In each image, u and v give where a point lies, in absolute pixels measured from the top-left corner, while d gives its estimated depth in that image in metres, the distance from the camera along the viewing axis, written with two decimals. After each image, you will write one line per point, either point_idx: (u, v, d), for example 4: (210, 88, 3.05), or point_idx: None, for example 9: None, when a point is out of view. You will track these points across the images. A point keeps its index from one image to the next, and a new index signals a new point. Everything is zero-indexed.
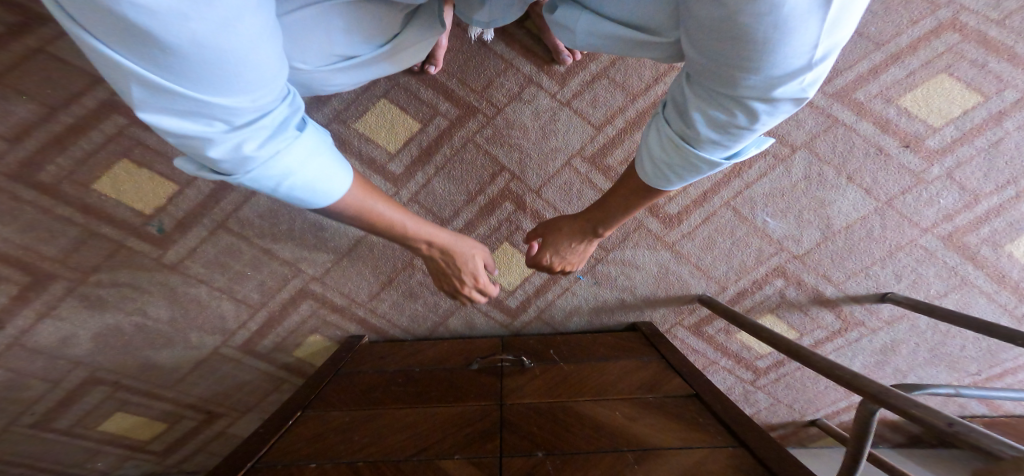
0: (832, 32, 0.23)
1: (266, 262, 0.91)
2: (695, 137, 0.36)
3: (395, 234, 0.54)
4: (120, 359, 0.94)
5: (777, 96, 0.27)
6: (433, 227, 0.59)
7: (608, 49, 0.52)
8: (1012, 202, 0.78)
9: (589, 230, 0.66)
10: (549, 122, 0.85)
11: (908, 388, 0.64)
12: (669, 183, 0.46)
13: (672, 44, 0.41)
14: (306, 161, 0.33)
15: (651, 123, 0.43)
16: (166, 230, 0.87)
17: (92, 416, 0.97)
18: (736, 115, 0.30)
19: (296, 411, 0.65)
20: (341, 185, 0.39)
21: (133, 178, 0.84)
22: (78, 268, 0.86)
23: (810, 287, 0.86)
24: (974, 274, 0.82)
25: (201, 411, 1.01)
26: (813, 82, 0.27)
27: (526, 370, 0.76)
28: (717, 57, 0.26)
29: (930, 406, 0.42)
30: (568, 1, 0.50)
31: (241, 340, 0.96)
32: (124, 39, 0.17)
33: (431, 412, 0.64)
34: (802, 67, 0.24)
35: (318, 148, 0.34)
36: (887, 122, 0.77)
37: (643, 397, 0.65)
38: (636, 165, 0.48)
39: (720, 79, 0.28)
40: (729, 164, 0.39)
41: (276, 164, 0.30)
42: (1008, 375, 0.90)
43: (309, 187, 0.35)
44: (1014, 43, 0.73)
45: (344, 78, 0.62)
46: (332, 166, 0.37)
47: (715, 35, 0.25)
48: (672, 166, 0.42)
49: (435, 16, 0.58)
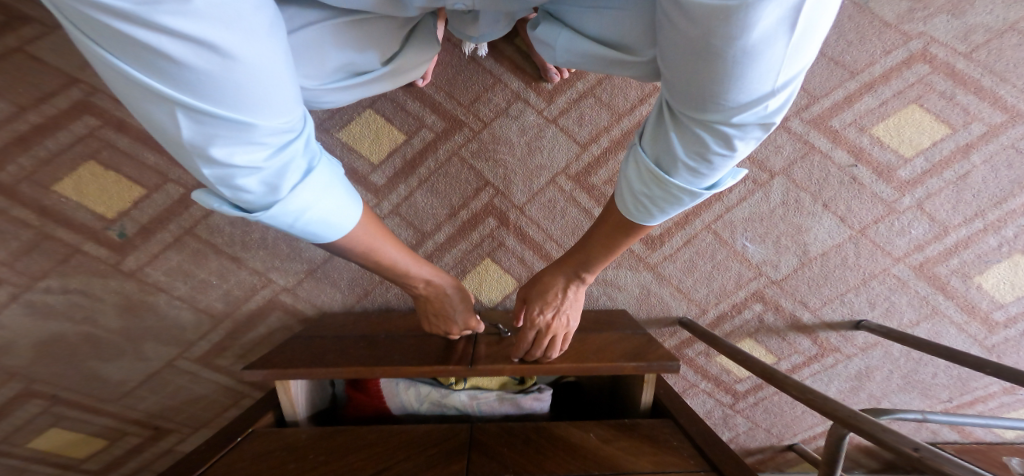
0: (789, 60, 0.22)
1: (235, 271, 0.88)
2: (677, 165, 0.34)
3: (394, 272, 0.53)
4: (67, 370, 0.89)
5: (743, 122, 0.27)
6: (426, 269, 0.57)
7: (587, 68, 0.51)
8: (980, 234, 0.80)
9: (571, 277, 0.59)
10: (534, 138, 0.85)
11: (876, 413, 0.64)
12: (652, 218, 0.43)
13: (647, 64, 0.41)
14: (333, 192, 0.34)
15: (628, 155, 0.40)
16: (128, 235, 0.83)
17: (24, 432, 0.91)
18: (711, 139, 0.29)
19: (246, 427, 0.62)
20: (359, 217, 0.39)
21: (97, 180, 0.80)
22: (26, 274, 0.82)
23: (787, 312, 0.87)
24: (945, 304, 0.84)
25: (150, 426, 0.96)
26: (779, 109, 0.26)
27: (503, 340, 0.73)
28: (687, 78, 0.25)
29: (895, 430, 0.43)
30: (549, 17, 0.49)
31: (201, 352, 0.92)
32: (159, 64, 0.19)
33: (396, 430, 0.61)
34: (766, 94, 0.24)
35: (339, 185, 0.35)
36: (861, 151, 0.79)
37: (620, 365, 0.62)
38: (615, 200, 0.45)
39: (691, 103, 0.27)
40: (709, 195, 0.38)
41: (307, 196, 0.31)
42: (979, 403, 0.92)
43: (336, 218, 0.35)
44: (981, 77, 0.76)
45: (338, 99, 0.59)
46: (352, 198, 0.37)
47: (684, 54, 0.23)
48: (651, 197, 0.39)
49: (430, 35, 0.58)
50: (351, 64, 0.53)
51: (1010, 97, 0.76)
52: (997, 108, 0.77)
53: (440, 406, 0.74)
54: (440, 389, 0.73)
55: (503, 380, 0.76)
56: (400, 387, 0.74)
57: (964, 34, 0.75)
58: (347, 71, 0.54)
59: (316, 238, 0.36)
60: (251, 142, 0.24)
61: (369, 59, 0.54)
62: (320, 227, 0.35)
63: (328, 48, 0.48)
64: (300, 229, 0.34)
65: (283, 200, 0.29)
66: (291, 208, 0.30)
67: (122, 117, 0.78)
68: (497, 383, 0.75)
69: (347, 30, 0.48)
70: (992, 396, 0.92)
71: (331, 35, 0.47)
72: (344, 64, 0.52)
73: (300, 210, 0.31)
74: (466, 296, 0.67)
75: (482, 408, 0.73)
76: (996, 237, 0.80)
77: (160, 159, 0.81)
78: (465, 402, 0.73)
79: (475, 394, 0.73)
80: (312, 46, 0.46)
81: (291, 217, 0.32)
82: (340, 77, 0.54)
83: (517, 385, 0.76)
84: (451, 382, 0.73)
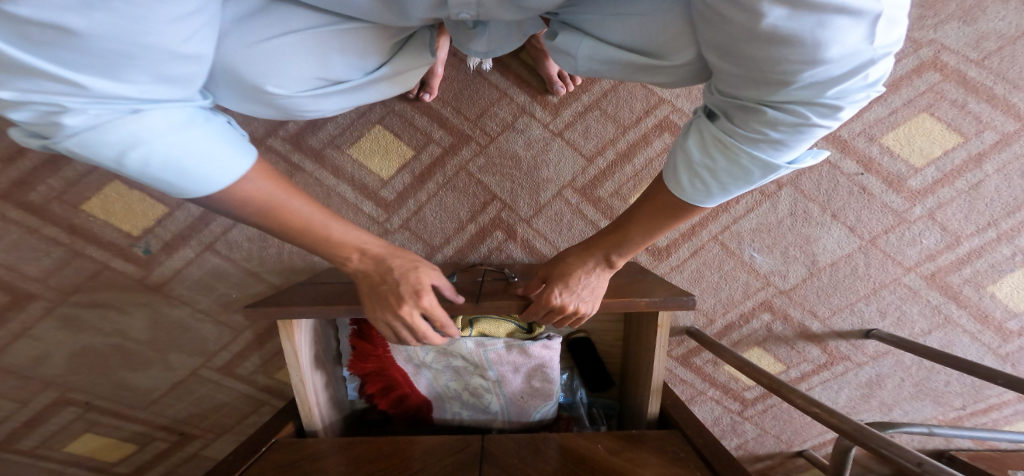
0: (885, 29, 0.22)
1: (253, 285, 0.91)
2: (750, 128, 0.31)
3: (314, 245, 0.44)
4: (96, 379, 0.93)
5: (837, 95, 0.26)
6: (346, 225, 0.44)
7: (612, 75, 0.49)
8: (992, 244, 0.81)
9: (599, 262, 0.52)
10: (541, 152, 0.86)
11: (883, 427, 0.70)
12: (708, 198, 0.39)
13: (679, 68, 0.40)
14: (190, 155, 0.30)
15: (686, 131, 0.38)
16: (153, 251, 0.87)
17: (59, 437, 0.96)
18: (803, 112, 0.27)
19: (269, 437, 0.65)
20: (235, 179, 0.34)
21: (123, 199, 0.83)
22: (59, 289, 0.86)
23: (796, 321, 0.87)
24: (957, 313, 0.85)
25: (175, 432, 1.00)
26: (877, 77, 0.26)
27: (513, 284, 0.65)
28: (749, 49, 0.25)
29: (898, 445, 0.45)
30: (567, 26, 0.46)
31: (222, 361, 0.96)
32: None
33: (411, 440, 0.64)
34: (867, 62, 0.23)
35: (214, 147, 0.32)
36: (871, 161, 0.78)
37: (632, 301, 0.52)
38: (665, 180, 0.41)
39: (768, 83, 0.26)
40: (782, 174, 0.35)
41: (132, 148, 0.28)
42: (992, 410, 0.92)
43: (191, 183, 0.32)
44: (994, 84, 0.75)
45: (321, 110, 0.54)
46: (234, 160, 0.33)
47: (743, 38, 0.25)
48: (713, 169, 0.35)
49: (426, 46, 0.54)
50: (329, 75, 0.49)
51: None
52: (1010, 116, 0.76)
53: (447, 355, 0.72)
54: (446, 336, 0.70)
55: (511, 327, 0.72)
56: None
57: (976, 41, 0.74)
58: (326, 80, 0.50)
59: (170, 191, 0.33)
60: (48, 84, 0.23)
61: (347, 68, 0.50)
62: (169, 183, 0.32)
63: (300, 59, 0.45)
64: (134, 171, 0.30)
65: (103, 140, 0.27)
66: (114, 149, 0.28)
67: None
68: (505, 330, 0.71)
69: (325, 40, 0.45)
70: (1007, 404, 0.92)
71: (301, 45, 0.44)
72: (318, 73, 0.48)
73: (131, 155, 0.28)
74: (414, 289, 0.47)
75: (490, 356, 0.70)
76: (1009, 247, 0.81)
77: None
78: (473, 348, 0.69)
79: (481, 340, 0.69)
80: (279, 53, 0.44)
81: (122, 161, 0.29)
82: (313, 87, 0.49)
83: (524, 333, 0.73)
84: (457, 328, 0.69)
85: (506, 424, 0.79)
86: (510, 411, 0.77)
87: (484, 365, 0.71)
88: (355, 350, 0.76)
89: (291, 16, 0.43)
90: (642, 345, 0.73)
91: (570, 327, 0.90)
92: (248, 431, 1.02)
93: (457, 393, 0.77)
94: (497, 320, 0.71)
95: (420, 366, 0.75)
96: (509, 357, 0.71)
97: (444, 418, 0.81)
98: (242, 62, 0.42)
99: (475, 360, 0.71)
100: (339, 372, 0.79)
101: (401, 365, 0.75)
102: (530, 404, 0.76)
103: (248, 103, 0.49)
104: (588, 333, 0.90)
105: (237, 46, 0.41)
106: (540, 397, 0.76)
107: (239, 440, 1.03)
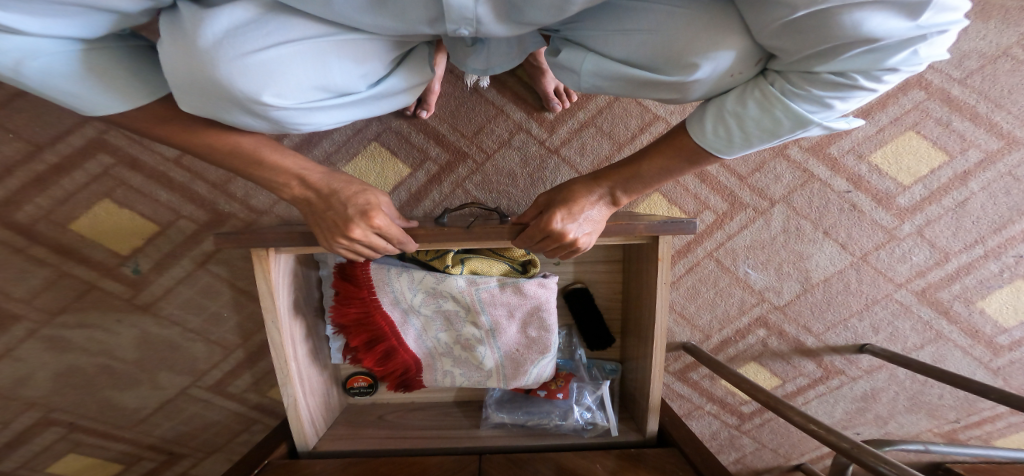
0: (943, 10, 0.24)
1: (245, 303, 0.90)
2: (795, 82, 0.32)
3: (271, 184, 0.49)
4: (81, 400, 0.90)
5: (891, 65, 0.27)
6: (286, 154, 0.49)
7: (616, 92, 0.48)
8: (980, 260, 0.82)
9: (603, 197, 0.50)
10: (537, 169, 0.87)
11: (879, 445, 0.71)
12: (729, 147, 0.39)
13: (683, 84, 0.40)
14: (85, 81, 0.38)
15: (735, 82, 0.38)
16: (143, 271, 0.86)
17: (41, 458, 0.93)
18: (850, 75, 0.29)
19: (263, 458, 0.63)
20: (120, 104, 0.41)
21: (112, 217, 0.82)
22: (45, 309, 0.85)
23: (791, 337, 0.87)
24: (948, 328, 0.86)
25: (164, 452, 0.98)
26: (931, 50, 0.27)
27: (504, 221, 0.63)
28: (798, 28, 0.28)
29: (898, 464, 0.44)
30: (571, 43, 0.47)
31: (213, 380, 0.94)
32: None
33: (408, 462, 0.63)
34: (919, 36, 0.25)
35: (108, 79, 0.40)
36: (860, 179, 0.80)
37: (631, 225, 0.54)
38: (689, 125, 0.41)
39: (817, 52, 0.28)
40: (815, 130, 0.35)
41: (30, 64, 0.35)
42: (986, 423, 0.93)
43: (78, 99, 0.39)
44: (977, 103, 0.77)
45: (313, 125, 0.49)
46: (127, 90, 0.41)
47: (792, 22, 0.27)
48: (742, 116, 0.36)
49: (425, 61, 0.54)
50: (328, 88, 0.45)
51: (1005, 123, 0.77)
52: (993, 134, 0.78)
53: (437, 296, 0.69)
54: (435, 274, 0.67)
55: (504, 267, 0.70)
56: (392, 274, 0.68)
57: (958, 60, 0.75)
58: (325, 93, 0.46)
59: (37, 94, 0.39)
60: None
61: (349, 80, 0.46)
62: (56, 92, 0.38)
63: (302, 71, 0.41)
64: (23, 79, 0.36)
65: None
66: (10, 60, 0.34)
67: (135, 155, 0.81)
68: (497, 270, 0.69)
69: (327, 50, 0.42)
70: (1000, 417, 0.93)
71: (299, 55, 0.41)
72: (317, 88, 0.44)
73: (27, 67, 0.35)
74: (363, 209, 0.47)
75: (482, 295, 0.68)
76: (997, 263, 0.83)
77: (172, 196, 0.83)
78: (463, 287, 0.67)
79: (473, 279, 0.67)
80: (274, 65, 0.40)
81: (11, 70, 0.35)
82: (311, 102, 0.45)
83: (518, 273, 0.70)
84: (447, 266, 0.67)
85: (501, 384, 0.76)
86: (505, 366, 0.74)
87: (476, 308, 0.69)
88: (339, 294, 0.72)
89: (288, 27, 0.40)
90: (642, 288, 0.69)
91: (567, 278, 0.83)
92: (240, 450, 1.00)
93: (448, 347, 0.75)
94: (489, 259, 0.69)
95: (408, 312, 0.72)
96: (502, 298, 0.68)
97: (437, 379, 0.78)
98: (232, 75, 0.38)
99: (467, 301, 0.69)
100: (322, 329, 0.76)
101: (387, 310, 0.71)
102: (526, 358, 0.73)
103: (234, 119, 0.44)
104: (587, 285, 0.83)
105: (226, 58, 0.37)
106: (536, 350, 0.72)
107: (230, 459, 1.01)
